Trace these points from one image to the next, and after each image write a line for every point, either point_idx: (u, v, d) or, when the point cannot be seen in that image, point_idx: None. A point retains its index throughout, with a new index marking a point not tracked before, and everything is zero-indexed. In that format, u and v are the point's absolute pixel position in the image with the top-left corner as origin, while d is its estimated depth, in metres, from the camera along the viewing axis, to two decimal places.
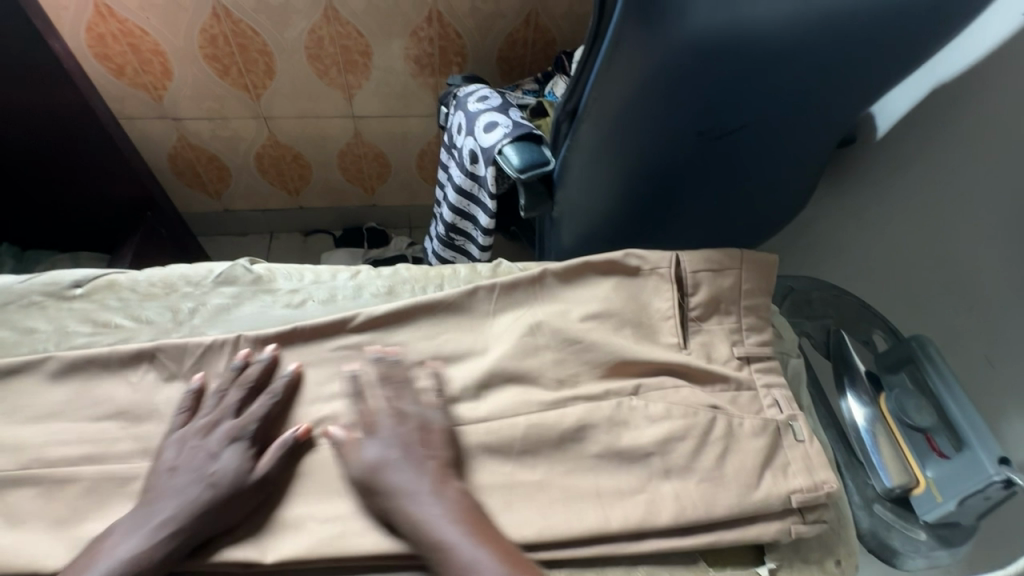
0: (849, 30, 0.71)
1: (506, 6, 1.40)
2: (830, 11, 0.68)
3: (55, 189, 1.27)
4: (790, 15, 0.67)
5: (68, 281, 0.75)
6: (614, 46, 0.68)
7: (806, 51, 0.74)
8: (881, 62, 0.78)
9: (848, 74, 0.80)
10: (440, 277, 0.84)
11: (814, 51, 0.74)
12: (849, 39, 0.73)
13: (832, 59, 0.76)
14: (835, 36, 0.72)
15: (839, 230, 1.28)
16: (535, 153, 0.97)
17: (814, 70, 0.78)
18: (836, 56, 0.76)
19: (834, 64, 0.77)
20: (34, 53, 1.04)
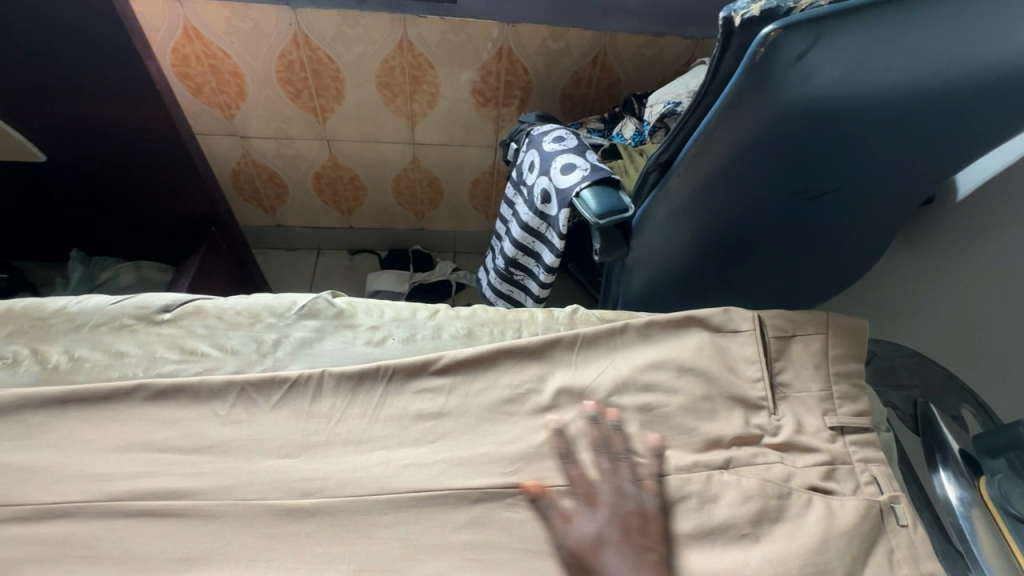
0: (964, 98, 0.70)
1: (576, 45, 1.42)
2: (949, 83, 0.66)
3: (131, 200, 1.30)
4: (911, 86, 0.66)
5: (157, 306, 0.76)
6: (726, 109, 0.67)
7: (915, 119, 0.72)
8: (987, 127, 0.77)
9: (952, 139, 0.79)
10: (518, 321, 0.83)
11: (924, 118, 0.72)
12: (961, 107, 0.71)
13: (941, 125, 0.75)
14: (947, 105, 0.70)
15: (909, 289, 1.24)
16: (613, 199, 0.95)
17: (919, 135, 0.76)
18: (944, 122, 0.74)
19: (941, 130, 0.76)
20: (132, 74, 1.07)
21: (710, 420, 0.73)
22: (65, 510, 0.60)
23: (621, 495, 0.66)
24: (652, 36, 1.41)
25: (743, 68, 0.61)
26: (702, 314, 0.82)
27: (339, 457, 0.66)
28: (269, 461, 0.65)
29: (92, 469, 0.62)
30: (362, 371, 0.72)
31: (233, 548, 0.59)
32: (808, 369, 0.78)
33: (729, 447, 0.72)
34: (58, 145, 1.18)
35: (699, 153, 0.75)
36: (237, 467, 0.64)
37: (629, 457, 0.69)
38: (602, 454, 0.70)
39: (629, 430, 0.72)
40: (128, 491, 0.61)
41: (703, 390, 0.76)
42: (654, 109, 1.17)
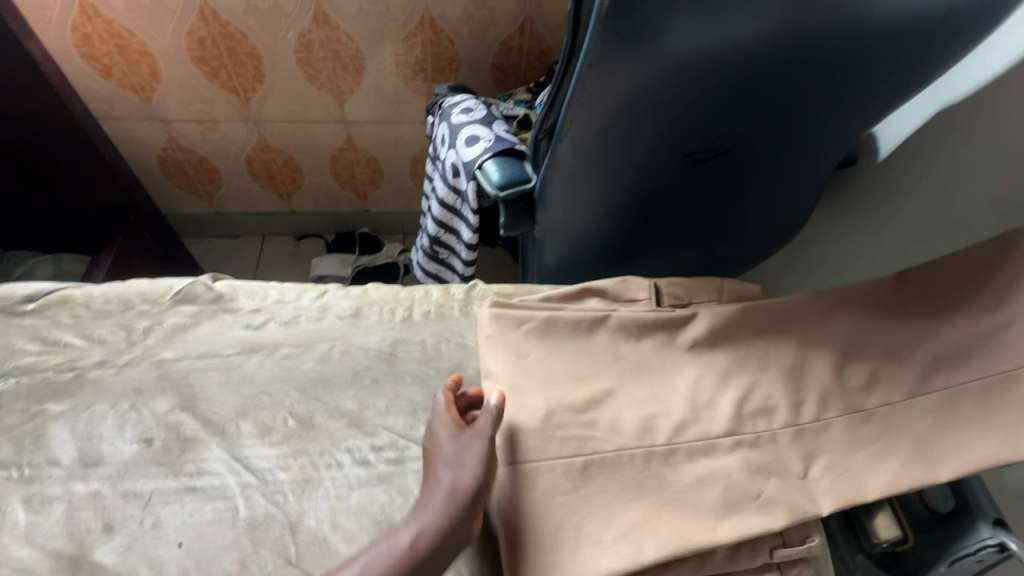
0: (844, 53, 0.67)
1: (499, 12, 1.37)
2: (818, 37, 0.64)
3: (37, 189, 1.25)
4: (776, 39, 0.63)
5: (19, 296, 0.73)
6: (588, 67, 0.64)
7: (792, 74, 0.70)
8: (875, 82, 0.74)
9: (842, 92, 0.76)
10: (411, 299, 0.82)
11: (804, 74, 0.70)
12: (841, 63, 0.69)
13: (823, 80, 0.72)
14: (823, 60, 0.68)
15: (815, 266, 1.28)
16: (517, 170, 0.92)
17: (802, 91, 0.74)
18: (828, 77, 0.72)
19: (826, 85, 0.74)
20: (12, 55, 1.02)
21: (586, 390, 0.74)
22: None
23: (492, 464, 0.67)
24: None
25: (593, 20, 0.58)
26: (596, 286, 0.81)
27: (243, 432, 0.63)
28: (131, 452, 0.64)
29: None
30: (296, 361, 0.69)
31: (75, 539, 0.58)
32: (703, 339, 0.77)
33: None
34: None
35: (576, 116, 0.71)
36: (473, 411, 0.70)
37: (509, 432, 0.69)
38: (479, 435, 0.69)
39: None
40: None
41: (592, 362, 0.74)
42: None
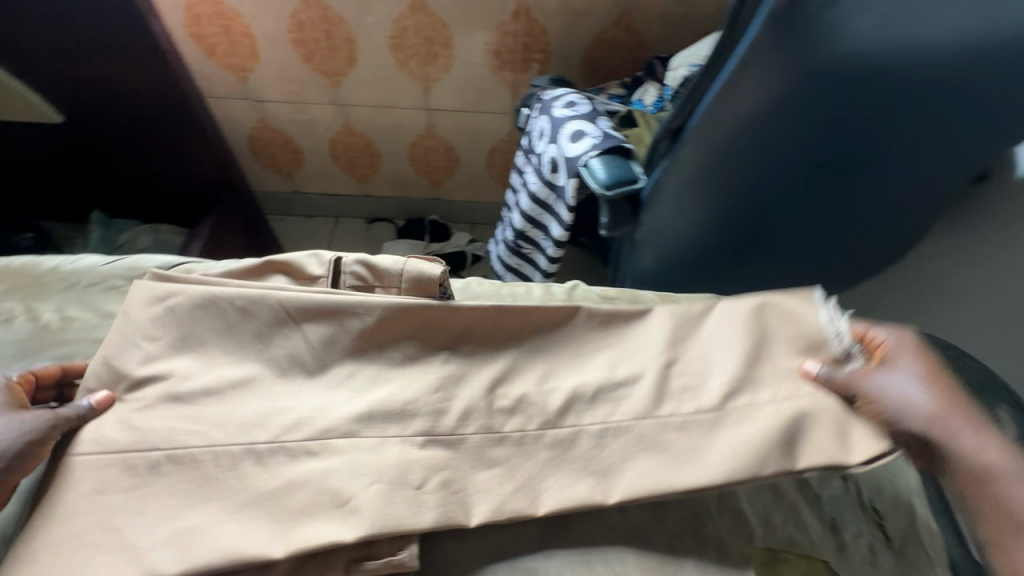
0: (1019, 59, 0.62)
1: (597, 3, 1.32)
2: (996, 37, 0.59)
3: (145, 161, 1.31)
4: (952, 39, 0.58)
5: (147, 267, 0.75)
6: (742, 69, 0.61)
7: (956, 80, 0.65)
8: None
9: (1001, 100, 0.70)
10: (513, 295, 0.81)
11: (965, 80, 0.65)
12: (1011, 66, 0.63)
13: (985, 84, 0.67)
14: (995, 63, 0.63)
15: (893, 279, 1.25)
16: (624, 169, 0.89)
17: (958, 98, 0.68)
18: (991, 82, 0.66)
19: (986, 92, 0.68)
20: (137, 33, 1.06)
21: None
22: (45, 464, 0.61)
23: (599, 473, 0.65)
24: None
25: (762, 18, 0.55)
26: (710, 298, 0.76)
27: (240, 362, 0.62)
28: None
29: None
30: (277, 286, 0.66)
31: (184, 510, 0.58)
32: None
33: None
34: (70, 105, 1.19)
35: (713, 120, 0.68)
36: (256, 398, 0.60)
37: None
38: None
39: None
40: None
41: None
42: (676, 74, 1.08)
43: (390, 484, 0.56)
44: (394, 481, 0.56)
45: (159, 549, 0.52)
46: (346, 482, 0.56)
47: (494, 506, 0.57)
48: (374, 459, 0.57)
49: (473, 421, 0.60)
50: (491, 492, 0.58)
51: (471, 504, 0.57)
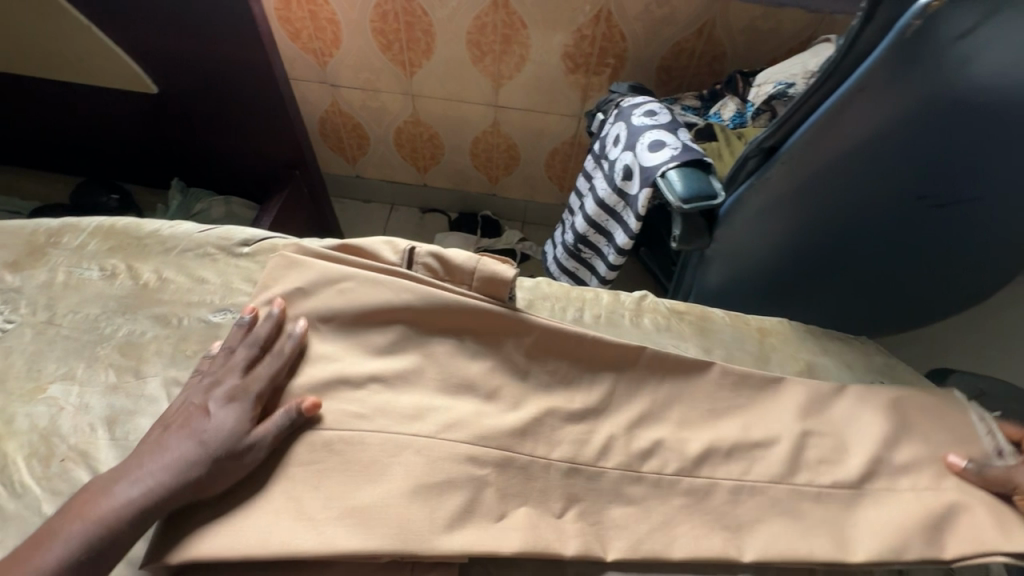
0: None
1: (681, 12, 1.31)
2: None
3: (227, 134, 1.37)
4: None
5: (238, 239, 0.78)
6: (855, 93, 0.59)
7: None
8: None
9: None
10: (582, 300, 0.81)
11: None
12: None
13: None
14: None
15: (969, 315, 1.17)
16: (703, 183, 0.87)
17: None
18: None
19: None
20: (238, 15, 1.10)
21: (757, 431, 0.71)
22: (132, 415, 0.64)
23: (658, 486, 0.65)
24: (770, 7, 1.27)
25: (887, 42, 0.54)
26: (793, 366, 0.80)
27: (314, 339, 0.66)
28: None
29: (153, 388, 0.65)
30: (379, 275, 0.72)
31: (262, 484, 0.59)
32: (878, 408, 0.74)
33: (776, 464, 0.68)
34: (167, 77, 1.25)
35: (814, 142, 0.66)
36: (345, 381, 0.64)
37: (680, 462, 0.67)
38: (646, 461, 0.67)
39: (686, 438, 0.69)
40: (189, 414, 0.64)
41: (767, 420, 0.72)
42: (761, 89, 1.06)
43: (536, 507, 0.61)
44: (532, 500, 0.61)
45: (334, 523, 0.54)
46: (501, 498, 0.60)
47: (631, 542, 0.61)
48: (523, 481, 0.62)
49: (612, 455, 0.66)
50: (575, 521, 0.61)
51: (607, 539, 0.61)
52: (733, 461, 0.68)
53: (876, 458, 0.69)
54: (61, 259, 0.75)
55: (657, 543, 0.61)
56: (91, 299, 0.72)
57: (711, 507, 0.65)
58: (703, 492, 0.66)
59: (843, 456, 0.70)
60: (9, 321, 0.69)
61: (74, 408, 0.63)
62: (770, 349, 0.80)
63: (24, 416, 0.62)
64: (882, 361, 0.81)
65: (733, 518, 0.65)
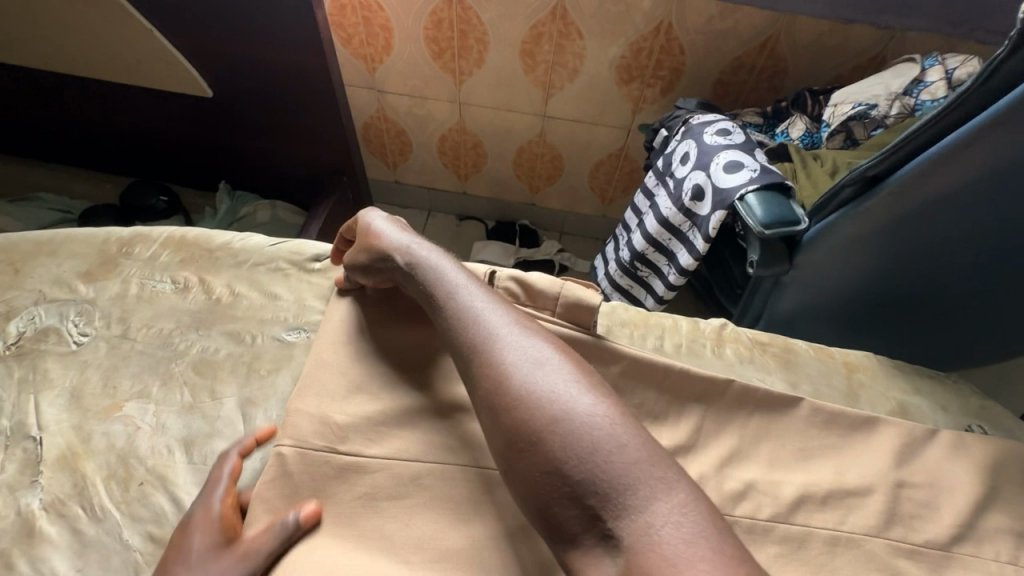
0: None
1: (745, 26, 1.27)
2: None
3: (278, 139, 1.36)
4: None
5: (310, 254, 0.76)
6: (996, 124, 0.59)
7: None
8: None
9: None
10: (661, 328, 0.78)
11: None
12: None
13: None
14: None
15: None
16: (785, 208, 0.83)
17: None
18: None
19: None
20: (300, 21, 1.08)
21: (853, 476, 0.67)
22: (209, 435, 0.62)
23: (751, 532, 0.63)
24: (839, 22, 1.23)
25: None
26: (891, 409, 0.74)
27: (400, 362, 0.65)
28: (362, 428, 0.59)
29: (229, 411, 0.63)
30: None
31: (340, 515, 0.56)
32: (983, 455, 0.69)
33: (875, 512, 0.65)
34: (223, 80, 1.24)
35: (935, 169, 0.65)
36: (432, 408, 0.61)
37: (776, 509, 0.64)
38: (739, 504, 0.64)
39: (779, 481, 0.66)
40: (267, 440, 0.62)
41: (862, 464, 0.68)
42: (838, 109, 1.02)
43: None
44: None
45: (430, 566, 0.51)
46: None
47: None
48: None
49: None
50: None
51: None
52: (830, 508, 0.65)
53: (970, 511, 0.66)
54: (133, 270, 0.74)
55: None
56: (164, 313, 0.70)
57: (809, 557, 0.62)
58: (799, 541, 0.63)
59: (946, 507, 0.66)
60: (84, 334, 0.68)
61: (151, 428, 0.61)
62: (858, 385, 0.76)
63: (101, 434, 0.60)
64: (979, 403, 0.77)
65: (832, 570, 0.61)
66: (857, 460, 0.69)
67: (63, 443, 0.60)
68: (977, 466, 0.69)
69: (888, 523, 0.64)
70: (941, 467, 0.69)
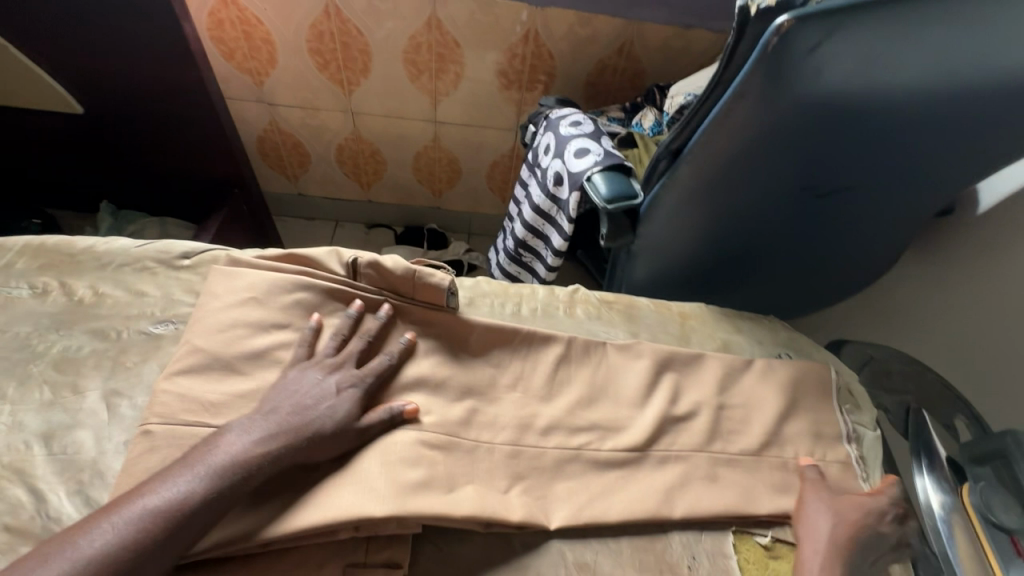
0: (954, 103, 0.74)
1: (602, 33, 1.42)
2: (939, 87, 0.70)
3: (159, 153, 1.35)
4: (911, 85, 0.69)
5: (177, 252, 0.79)
6: (739, 99, 0.69)
7: (913, 121, 0.75)
8: (978, 131, 0.80)
9: (947, 141, 0.81)
10: (520, 296, 0.87)
11: (922, 121, 0.76)
12: (950, 112, 0.75)
13: (936, 127, 0.78)
14: (940, 107, 0.74)
15: (872, 297, 1.32)
16: (624, 185, 0.95)
17: (915, 140, 0.79)
18: (939, 126, 0.77)
19: (938, 134, 0.79)
20: (167, 32, 1.10)
21: (682, 403, 0.78)
22: (69, 427, 0.63)
23: (595, 461, 0.71)
24: (680, 28, 1.41)
25: (755, 58, 0.64)
26: (719, 346, 0.87)
27: (268, 342, 0.69)
28: (303, 354, 0.68)
29: (91, 403, 0.65)
30: (335, 286, 0.75)
31: None
32: (786, 376, 0.83)
33: (700, 430, 0.76)
34: (92, 96, 1.23)
35: (710, 143, 0.76)
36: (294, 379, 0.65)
37: (616, 437, 0.73)
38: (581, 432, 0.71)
39: (620, 416, 0.76)
40: (129, 427, 0.64)
41: (691, 393, 0.80)
42: (673, 101, 1.17)
43: (483, 486, 0.65)
44: (485, 482, 0.65)
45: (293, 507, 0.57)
46: (450, 477, 0.64)
47: (573, 511, 0.66)
48: (469, 464, 0.66)
49: (553, 437, 0.71)
50: (524, 499, 0.65)
51: (551, 510, 0.65)
52: (661, 430, 0.75)
53: (774, 422, 0.79)
54: None
55: (595, 510, 0.66)
56: (21, 318, 0.71)
57: (645, 473, 0.71)
58: (634, 462, 0.72)
59: (756, 421, 0.79)
60: None
61: (7, 427, 0.62)
62: (691, 330, 0.89)
63: None
64: (788, 335, 0.91)
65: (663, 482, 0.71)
66: (686, 388, 0.80)
67: None
68: (782, 385, 0.82)
69: (710, 440, 0.76)
70: (753, 389, 0.82)
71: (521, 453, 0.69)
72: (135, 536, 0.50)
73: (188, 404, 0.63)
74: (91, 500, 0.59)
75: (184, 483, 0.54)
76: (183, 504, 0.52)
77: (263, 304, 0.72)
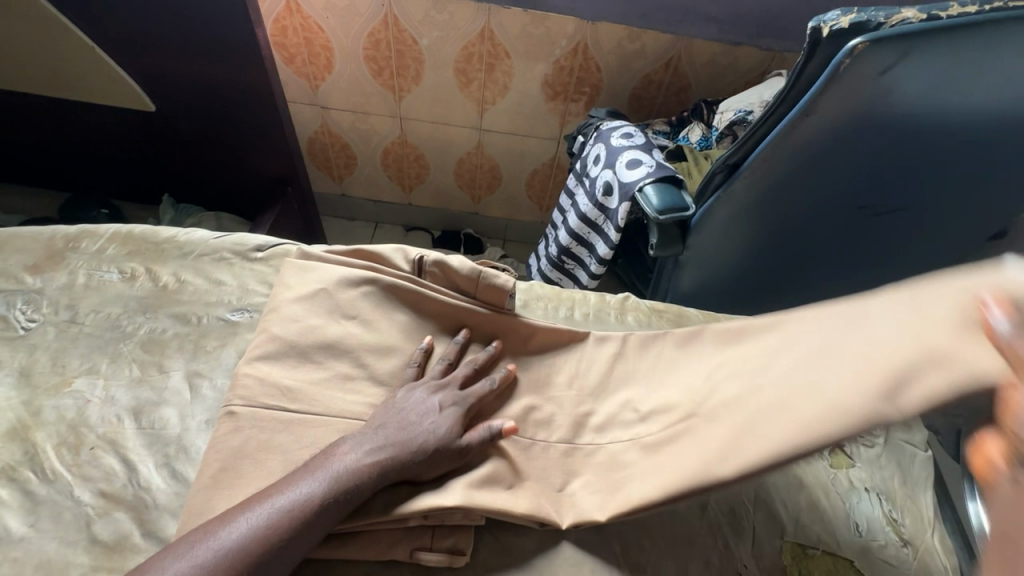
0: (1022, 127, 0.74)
1: (651, 48, 1.44)
2: (1007, 111, 0.71)
3: (221, 151, 1.41)
4: (978, 108, 0.70)
5: (252, 245, 0.84)
6: (804, 116, 0.71)
7: (978, 145, 0.76)
8: None
9: (1012, 164, 0.81)
10: (572, 300, 0.90)
11: (987, 145, 0.76)
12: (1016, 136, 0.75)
13: (1001, 151, 0.78)
14: (1006, 131, 0.74)
15: None
16: (676, 197, 0.97)
17: (978, 163, 0.80)
18: (1004, 150, 0.78)
19: (1002, 158, 0.79)
20: (240, 38, 1.16)
21: None
22: (156, 404, 0.67)
23: None
24: (729, 44, 1.42)
25: (825, 78, 0.66)
26: None
27: (339, 333, 0.73)
28: (413, 375, 0.71)
29: (176, 383, 0.69)
30: (401, 283, 0.79)
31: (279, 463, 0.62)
32: None
33: None
34: (165, 96, 1.30)
35: (771, 159, 0.77)
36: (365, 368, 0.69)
37: None
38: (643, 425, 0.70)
39: None
40: (210, 407, 0.68)
41: None
42: (723, 116, 1.18)
43: (539, 481, 0.67)
44: (541, 477, 0.68)
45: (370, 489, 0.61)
46: (509, 471, 0.67)
47: None
48: (525, 461, 0.69)
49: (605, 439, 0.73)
50: (579, 497, 0.67)
51: None
52: None
53: None
54: (81, 262, 0.79)
55: None
56: (112, 300, 0.76)
57: None
58: None
59: None
60: (32, 320, 0.72)
61: (100, 400, 0.67)
62: None
63: (52, 407, 0.65)
64: None
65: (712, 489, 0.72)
66: None
67: (13, 417, 0.64)
68: None
69: None
70: None
71: (575, 452, 0.71)
72: (265, 534, 0.53)
73: (267, 388, 0.67)
74: (177, 473, 0.63)
75: (307, 486, 0.56)
76: (305, 503, 0.55)
77: (335, 298, 0.75)
